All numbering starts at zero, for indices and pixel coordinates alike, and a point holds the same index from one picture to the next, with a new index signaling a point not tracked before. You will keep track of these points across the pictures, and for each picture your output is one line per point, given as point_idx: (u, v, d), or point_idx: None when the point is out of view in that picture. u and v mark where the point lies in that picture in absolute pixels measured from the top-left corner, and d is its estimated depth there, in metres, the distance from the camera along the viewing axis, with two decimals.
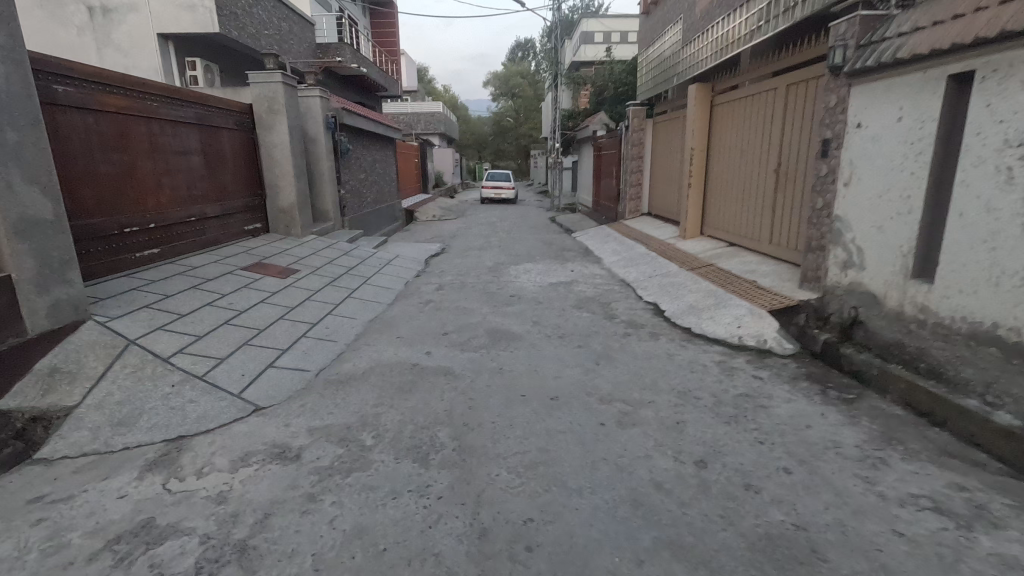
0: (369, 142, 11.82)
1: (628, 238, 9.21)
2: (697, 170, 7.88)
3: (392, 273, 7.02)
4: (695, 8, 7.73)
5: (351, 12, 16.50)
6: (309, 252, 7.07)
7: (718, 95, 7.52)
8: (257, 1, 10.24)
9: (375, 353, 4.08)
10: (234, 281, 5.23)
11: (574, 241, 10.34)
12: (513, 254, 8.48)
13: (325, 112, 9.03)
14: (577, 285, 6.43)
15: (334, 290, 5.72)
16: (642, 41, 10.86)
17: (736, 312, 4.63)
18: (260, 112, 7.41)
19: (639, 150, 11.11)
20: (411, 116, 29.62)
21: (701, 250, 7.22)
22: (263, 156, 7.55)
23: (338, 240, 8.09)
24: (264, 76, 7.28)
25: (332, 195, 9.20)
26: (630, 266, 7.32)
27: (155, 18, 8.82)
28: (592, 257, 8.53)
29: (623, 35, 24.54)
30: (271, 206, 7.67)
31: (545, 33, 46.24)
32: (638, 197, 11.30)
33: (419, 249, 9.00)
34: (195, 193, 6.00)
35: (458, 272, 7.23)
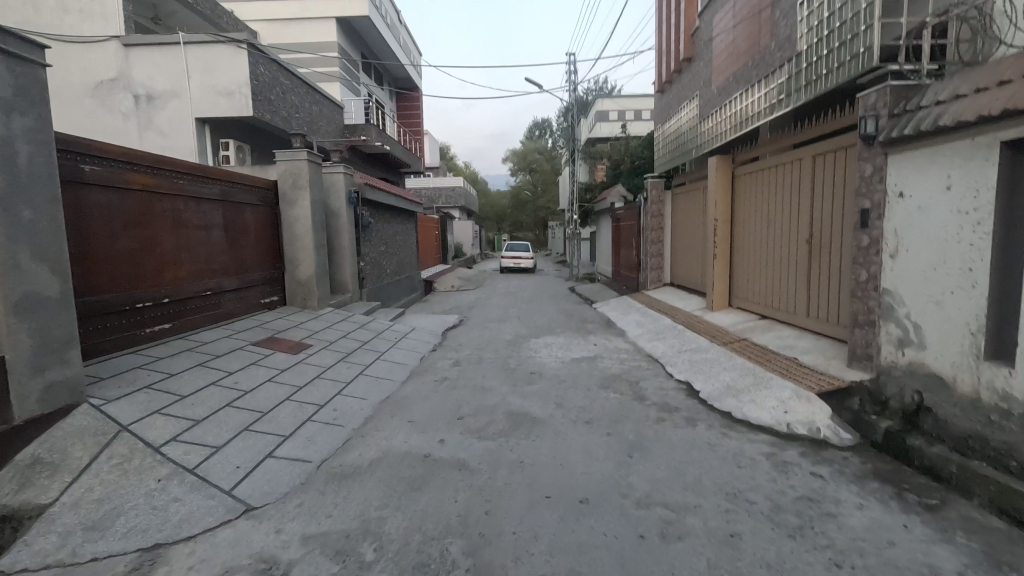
0: (391, 216, 12.05)
1: (652, 309, 8.90)
2: (721, 240, 7.69)
3: (408, 347, 6.78)
4: (710, 85, 7.89)
5: (379, 96, 17.58)
6: (323, 325, 6.92)
7: (738, 166, 7.47)
8: (290, 88, 10.91)
9: (385, 439, 3.74)
10: (243, 357, 5.03)
11: (595, 313, 10.05)
12: (533, 327, 8.21)
13: (349, 187, 9.25)
14: (601, 361, 6.07)
15: (346, 366, 5.47)
16: (657, 117, 11.15)
17: (780, 395, 4.20)
18: (285, 188, 7.58)
19: (659, 221, 11.07)
20: (433, 191, 30.73)
21: (731, 323, 6.86)
22: (284, 230, 7.63)
23: (354, 313, 7.96)
24: (290, 154, 7.52)
25: (352, 267, 9.21)
26: (656, 340, 6.96)
27: (194, 104, 9.38)
28: (614, 329, 8.20)
29: (637, 113, 25.62)
30: (289, 279, 7.65)
31: (562, 113, 48.82)
32: (660, 267, 11.10)
33: (437, 321, 8.81)
34: (213, 267, 5.97)
35: (476, 345, 6.96)
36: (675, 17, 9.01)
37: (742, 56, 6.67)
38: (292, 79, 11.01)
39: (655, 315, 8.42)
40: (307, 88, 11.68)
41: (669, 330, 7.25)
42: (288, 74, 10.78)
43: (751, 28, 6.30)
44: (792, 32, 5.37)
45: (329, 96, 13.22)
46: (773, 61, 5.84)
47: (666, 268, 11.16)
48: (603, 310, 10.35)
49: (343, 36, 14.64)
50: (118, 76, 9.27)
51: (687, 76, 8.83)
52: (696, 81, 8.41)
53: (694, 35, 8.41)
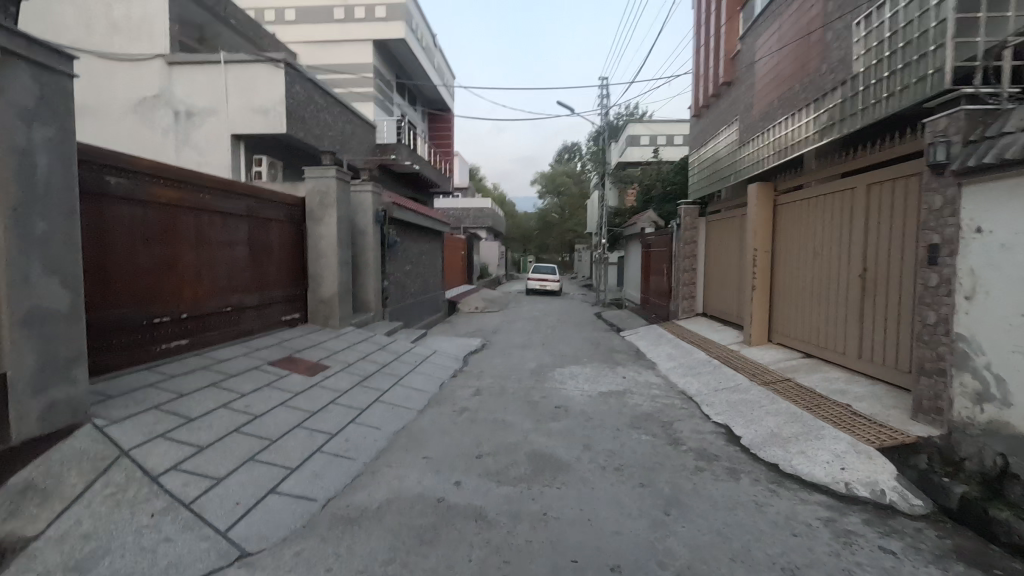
0: (417, 235, 11.99)
1: (684, 341, 8.47)
2: (761, 271, 7.27)
3: (427, 372, 6.53)
4: (751, 110, 7.58)
5: (412, 117, 17.82)
6: (343, 346, 6.75)
7: (780, 194, 7.10)
8: (325, 107, 11.06)
9: (397, 478, 3.47)
10: (257, 378, 4.86)
11: (623, 342, 9.66)
12: (558, 355, 7.88)
13: (376, 206, 9.20)
14: (631, 396, 5.70)
15: (362, 391, 5.24)
16: (692, 143, 10.87)
17: (835, 448, 3.77)
18: (312, 205, 7.54)
19: (692, 249, 10.69)
20: (461, 211, 30.90)
21: (771, 361, 6.41)
22: (309, 247, 7.57)
23: (376, 334, 7.79)
24: (319, 172, 7.49)
25: (375, 286, 9.10)
26: (690, 376, 6.55)
27: (231, 121, 9.53)
28: (644, 361, 7.80)
29: (669, 138, 25.41)
30: (312, 296, 7.55)
31: (592, 138, 49.01)
32: (692, 296, 10.66)
33: (459, 345, 8.57)
34: (235, 283, 5.89)
35: (498, 373, 6.67)
36: (714, 41, 8.78)
37: (788, 80, 6.36)
38: (327, 99, 11.17)
39: (687, 348, 7.99)
40: (341, 107, 11.84)
41: (703, 366, 6.82)
42: (323, 94, 10.94)
43: (798, 51, 6.00)
44: (845, 54, 5.06)
45: (362, 115, 13.44)
46: (822, 85, 5.52)
47: (698, 298, 10.73)
48: (631, 339, 9.94)
49: (379, 58, 14.97)
50: (161, 93, 9.55)
51: (725, 100, 8.56)
52: (736, 106, 8.12)
53: (734, 59, 8.16)
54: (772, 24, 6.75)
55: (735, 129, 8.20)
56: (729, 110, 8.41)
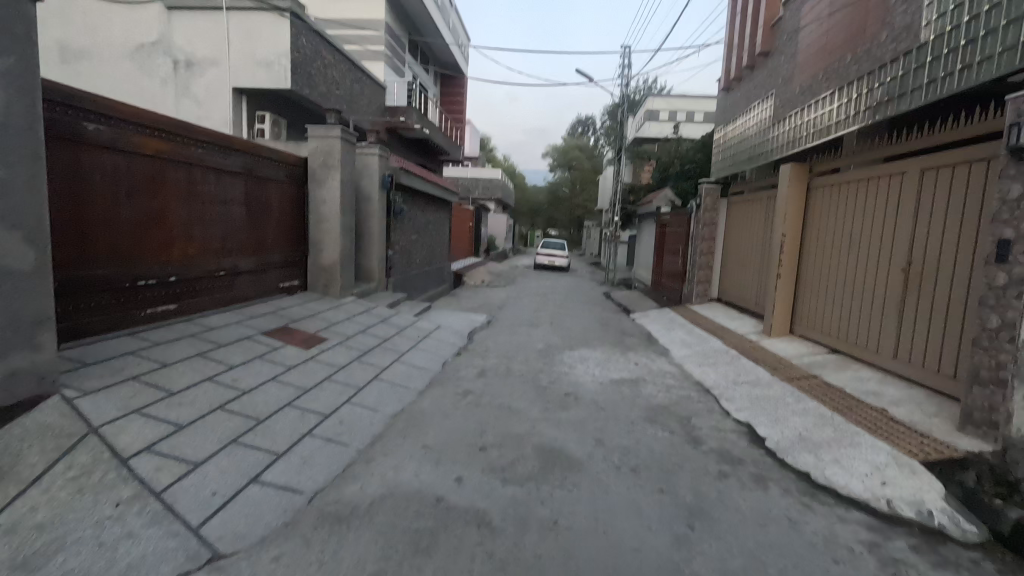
0: (425, 204, 11.55)
1: (698, 328, 8.11)
2: (788, 259, 6.84)
3: (430, 348, 6.22)
4: (791, 83, 7.01)
5: (424, 80, 17.11)
6: (342, 317, 6.43)
7: (815, 177, 6.61)
8: (332, 63, 10.48)
9: (392, 469, 3.17)
10: (248, 349, 4.56)
11: (634, 325, 9.31)
12: (567, 336, 7.55)
13: (383, 170, 8.75)
14: (644, 386, 5.38)
15: (360, 368, 4.93)
16: (719, 118, 10.28)
17: (873, 459, 3.43)
18: (315, 166, 7.11)
19: (711, 231, 10.21)
20: (470, 181, 30.26)
21: (794, 354, 6.05)
22: (311, 210, 7.18)
23: (378, 305, 7.47)
24: (323, 131, 7.04)
25: (379, 255, 8.74)
26: (705, 366, 6.21)
27: (232, 73, 9.01)
28: (656, 347, 7.46)
29: (689, 114, 24.55)
30: (312, 263, 7.20)
31: (607, 112, 47.71)
32: (707, 280, 10.26)
33: (464, 320, 8.26)
34: (229, 245, 5.54)
35: (504, 353, 6.35)
36: (752, 6, 8.12)
37: (838, 50, 5.80)
38: (335, 54, 10.58)
39: (702, 335, 7.64)
40: (349, 64, 11.25)
41: (719, 355, 6.47)
42: (331, 48, 10.34)
43: (854, 16, 5.42)
44: (912, 20, 4.51)
45: (372, 74, 12.83)
46: (879, 56, 4.98)
47: (714, 282, 10.32)
48: (642, 322, 9.59)
49: (391, 14, 14.22)
50: (160, 39, 9.01)
51: (761, 72, 7.96)
52: (773, 79, 7.54)
53: (774, 27, 7.53)
54: None
55: (770, 104, 7.62)
56: (764, 83, 7.83)
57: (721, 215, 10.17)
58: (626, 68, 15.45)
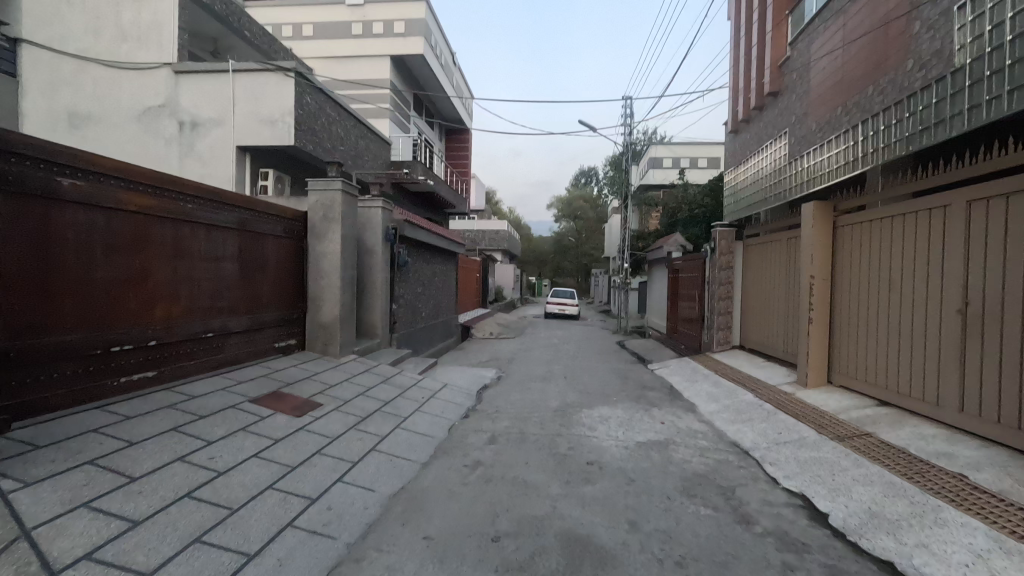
0: (431, 256, 11.31)
1: (724, 379, 7.53)
2: (819, 302, 6.34)
3: (433, 410, 5.71)
4: (806, 120, 6.77)
5: (429, 135, 17.42)
6: (340, 378, 5.96)
7: (840, 215, 6.23)
8: (337, 120, 10.56)
9: (388, 571, 2.61)
10: (232, 420, 4.08)
11: (653, 377, 8.73)
12: (583, 392, 7.00)
13: (387, 223, 8.54)
14: (675, 449, 4.79)
15: (356, 438, 4.41)
16: (729, 160, 10.10)
17: (970, 544, 2.82)
18: (315, 219, 6.87)
19: (728, 275, 9.79)
20: (476, 233, 30.39)
21: (839, 407, 5.45)
22: (310, 266, 6.87)
23: (380, 364, 7.00)
24: (324, 184, 6.86)
25: (383, 310, 8.37)
26: (740, 423, 5.61)
27: (237, 132, 9.03)
28: (681, 401, 6.88)
29: (692, 161, 24.83)
30: (311, 320, 6.82)
31: (610, 162, 48.71)
32: (728, 326, 9.75)
33: (472, 377, 7.75)
34: (220, 305, 5.19)
35: (517, 414, 5.81)
36: (757, 49, 8.06)
37: (857, 84, 5.58)
38: (340, 111, 10.68)
39: (730, 388, 7.05)
40: (354, 121, 11.36)
41: (754, 411, 5.88)
42: (335, 106, 10.44)
43: (873, 48, 5.21)
44: (941, 46, 4.26)
45: (377, 131, 12.97)
46: (907, 85, 4.71)
47: (735, 328, 9.80)
48: (661, 374, 9.00)
49: (396, 74, 14.59)
50: (167, 102, 9.12)
51: (771, 113, 7.80)
52: (785, 118, 7.35)
53: (782, 67, 7.43)
54: (834, 24, 6.01)
55: (785, 143, 7.38)
56: (776, 123, 7.65)
57: (738, 258, 9.78)
58: (629, 117, 15.61)
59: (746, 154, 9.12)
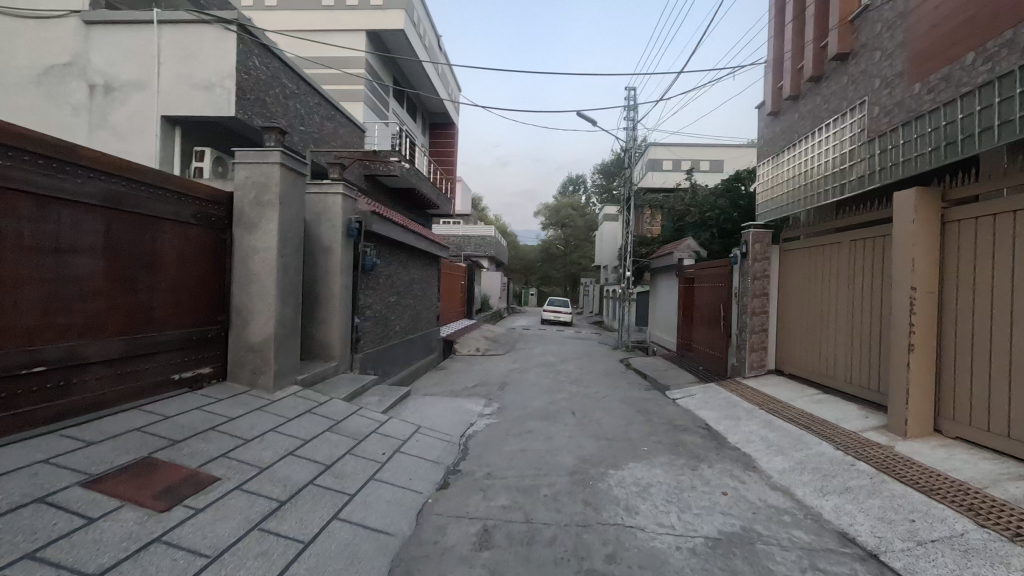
0: (408, 259, 9.59)
1: (778, 420, 5.87)
2: (923, 325, 4.70)
3: (397, 476, 3.92)
4: (902, 82, 5.18)
5: (409, 125, 15.76)
6: (264, 428, 4.14)
7: (950, 207, 4.66)
8: (297, 95, 8.82)
9: None
10: (18, 533, 2.26)
11: (679, 410, 7.09)
12: (601, 438, 5.31)
13: (350, 214, 6.81)
14: (768, 555, 3.07)
15: (254, 552, 2.60)
16: (767, 149, 8.59)
17: None
18: (243, 202, 5.07)
19: (764, 286, 8.20)
20: (461, 239, 28.70)
21: (981, 475, 3.81)
22: (235, 266, 5.06)
23: (330, 402, 5.19)
24: (257, 155, 5.07)
25: (341, 325, 6.59)
26: (834, 495, 3.96)
27: (163, 98, 7.19)
28: (729, 451, 5.19)
29: (694, 164, 23.71)
30: (236, 341, 5.03)
31: (601, 170, 47.87)
32: (763, 347, 8.16)
33: (453, 416, 5.98)
34: (67, 322, 3.37)
35: (518, 481, 4.07)
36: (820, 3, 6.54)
37: (1001, 17, 4.00)
38: (300, 84, 8.93)
39: (791, 433, 5.41)
40: (317, 98, 9.61)
41: (845, 474, 4.22)
42: (293, 76, 8.68)
43: None
44: None
45: (349, 114, 11.24)
46: None
47: (770, 349, 8.23)
48: (687, 407, 7.33)
49: (372, 53, 12.87)
50: (74, 60, 7.26)
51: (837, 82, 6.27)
52: (864, 85, 5.81)
53: (857, 22, 5.94)
54: None
55: (863, 118, 5.80)
56: (848, 93, 6.13)
57: (775, 265, 8.22)
58: (631, 111, 14.20)
59: (793, 140, 7.63)
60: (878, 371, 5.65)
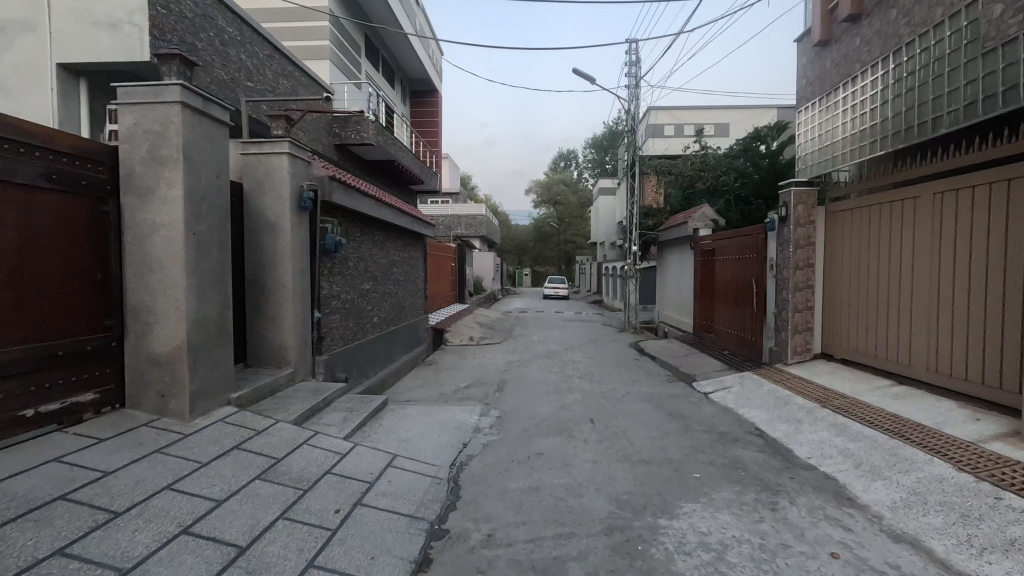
0: (387, 239, 8.20)
1: (854, 424, 4.63)
2: None
3: (351, 558, 2.60)
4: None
5: (385, 89, 14.12)
6: (155, 486, 2.79)
7: None
8: (240, 42, 7.25)
9: None
10: None
11: (718, 410, 5.83)
12: (637, 463, 4.02)
13: (302, 181, 5.38)
14: None
15: None
16: (816, 93, 7.77)
17: None
18: (134, 160, 3.64)
19: (808, 255, 6.85)
20: (451, 219, 27.12)
21: None
22: (127, 251, 3.64)
23: (273, 431, 3.84)
24: (149, 92, 3.61)
25: (296, 322, 5.22)
26: (998, 555, 2.69)
27: (56, 41, 5.62)
28: (806, 475, 3.92)
29: (697, 128, 22.31)
30: (135, 353, 3.66)
31: (593, 142, 46.19)
32: (809, 328, 6.85)
33: (441, 435, 4.67)
34: None
35: (531, 550, 2.77)
36: None
37: None
38: (243, 30, 7.36)
39: (880, 444, 4.16)
40: (268, 48, 8.04)
41: (997, 518, 2.95)
42: (232, 18, 7.11)
43: None
44: None
45: (312, 72, 9.67)
46: None
47: (816, 329, 6.89)
48: (725, 406, 6.07)
49: (338, 1, 11.18)
50: None
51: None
52: None
53: None
54: None
55: (972, 36, 4.97)
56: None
57: (819, 231, 6.87)
58: (634, 64, 12.68)
59: (859, 75, 6.67)
60: (1002, 360, 4.33)
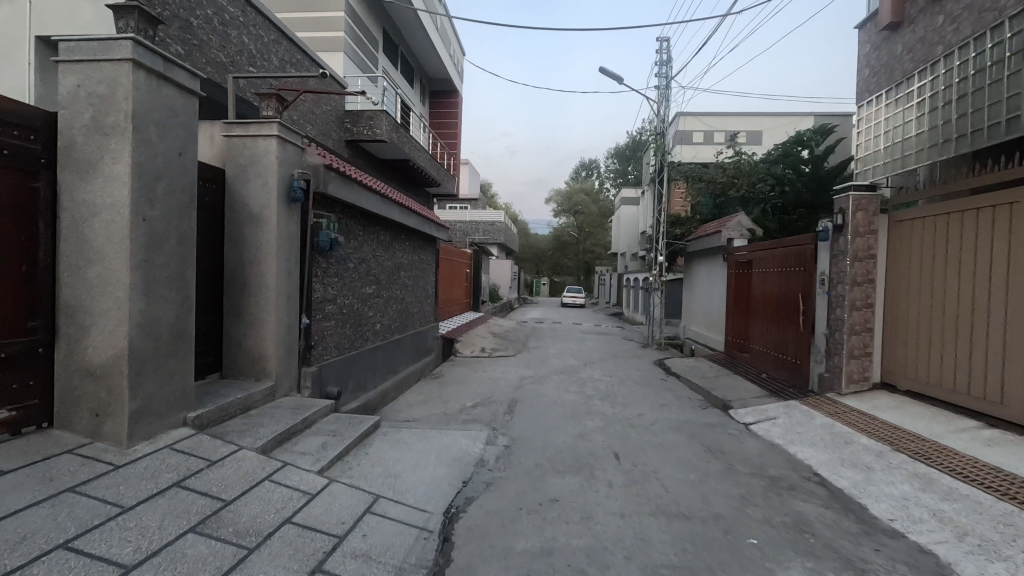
0: (393, 240, 7.55)
1: (943, 477, 3.75)
2: None
3: None
4: None
5: (403, 87, 13.65)
6: (46, 544, 2.10)
7: None
8: (242, 24, 6.72)
9: None
10: None
11: (765, 447, 4.98)
12: (675, 520, 3.23)
13: (293, 169, 4.75)
14: None
15: None
16: (888, 85, 6.89)
17: None
18: (76, 129, 3.02)
19: (868, 269, 5.93)
20: (468, 225, 26.51)
21: None
22: (64, 238, 3.02)
23: (230, 461, 3.16)
24: (96, 48, 3.00)
25: (278, 329, 4.56)
26: None
27: (36, 13, 5.12)
28: (893, 545, 3.08)
29: (728, 134, 21.45)
30: (69, 363, 3.03)
31: (616, 151, 45.42)
32: (868, 353, 5.93)
33: (437, 469, 3.93)
34: None
35: None
36: None
37: None
38: (247, 11, 6.82)
39: (986, 507, 3.29)
40: (275, 33, 7.52)
41: None
42: None
43: None
44: None
45: (323, 63, 9.14)
46: None
47: (875, 355, 5.96)
48: (771, 441, 5.22)
49: None
50: None
51: None
52: None
53: None
54: None
55: None
56: None
57: (880, 241, 5.98)
58: (665, 63, 11.95)
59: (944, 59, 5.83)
60: None
